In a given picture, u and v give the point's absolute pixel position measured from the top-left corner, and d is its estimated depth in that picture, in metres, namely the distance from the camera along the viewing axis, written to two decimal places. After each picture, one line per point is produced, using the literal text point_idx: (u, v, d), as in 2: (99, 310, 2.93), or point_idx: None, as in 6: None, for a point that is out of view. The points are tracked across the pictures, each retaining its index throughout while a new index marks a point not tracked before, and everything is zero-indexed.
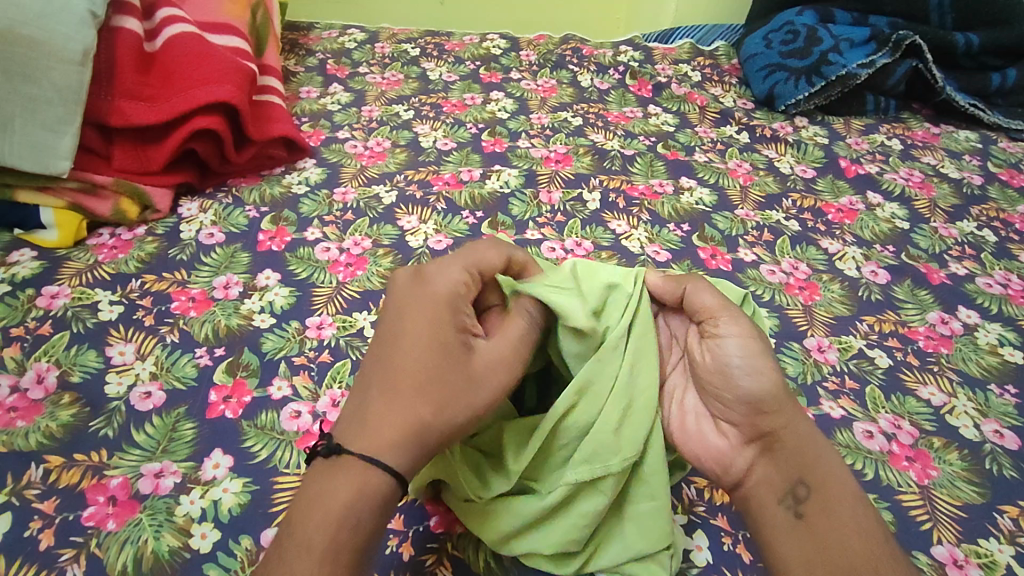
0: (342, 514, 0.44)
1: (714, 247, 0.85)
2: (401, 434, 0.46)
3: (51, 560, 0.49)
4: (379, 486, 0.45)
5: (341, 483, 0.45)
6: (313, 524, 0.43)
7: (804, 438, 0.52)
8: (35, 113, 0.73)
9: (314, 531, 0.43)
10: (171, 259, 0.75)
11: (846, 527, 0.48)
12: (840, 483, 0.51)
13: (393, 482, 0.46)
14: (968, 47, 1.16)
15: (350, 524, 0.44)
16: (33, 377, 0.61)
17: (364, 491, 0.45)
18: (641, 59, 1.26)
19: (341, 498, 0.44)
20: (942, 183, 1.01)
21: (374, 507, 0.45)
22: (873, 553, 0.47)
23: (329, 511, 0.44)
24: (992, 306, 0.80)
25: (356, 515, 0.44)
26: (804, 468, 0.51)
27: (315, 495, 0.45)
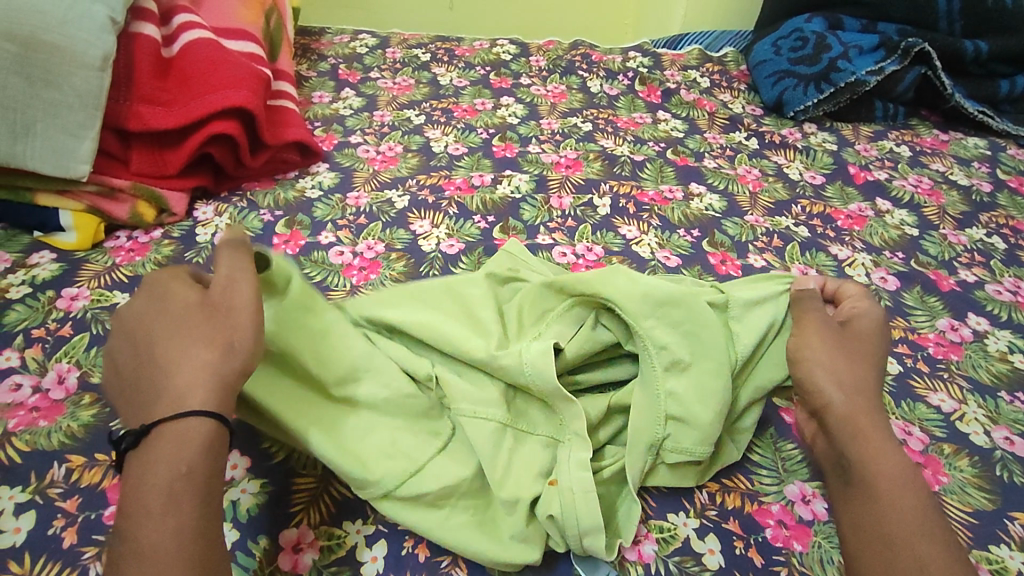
0: (170, 471, 0.43)
1: (724, 252, 0.85)
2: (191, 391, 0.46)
3: (74, 558, 0.50)
4: (196, 430, 0.45)
5: (160, 448, 0.44)
6: (144, 491, 0.43)
7: (859, 415, 0.53)
8: (55, 118, 0.74)
9: (147, 495, 0.42)
10: (187, 262, 0.76)
11: (902, 503, 0.48)
12: (899, 461, 0.51)
13: (208, 419, 0.46)
14: (977, 55, 1.17)
15: (180, 477, 0.43)
16: (54, 378, 0.62)
17: (185, 440, 0.44)
18: (650, 64, 1.27)
19: (161, 459, 0.44)
20: (950, 190, 1.01)
21: (201, 449, 0.44)
22: (926, 530, 0.47)
23: (162, 470, 0.43)
24: (1001, 313, 0.80)
25: (187, 464, 0.44)
26: (856, 442, 0.52)
27: (139, 473, 0.44)
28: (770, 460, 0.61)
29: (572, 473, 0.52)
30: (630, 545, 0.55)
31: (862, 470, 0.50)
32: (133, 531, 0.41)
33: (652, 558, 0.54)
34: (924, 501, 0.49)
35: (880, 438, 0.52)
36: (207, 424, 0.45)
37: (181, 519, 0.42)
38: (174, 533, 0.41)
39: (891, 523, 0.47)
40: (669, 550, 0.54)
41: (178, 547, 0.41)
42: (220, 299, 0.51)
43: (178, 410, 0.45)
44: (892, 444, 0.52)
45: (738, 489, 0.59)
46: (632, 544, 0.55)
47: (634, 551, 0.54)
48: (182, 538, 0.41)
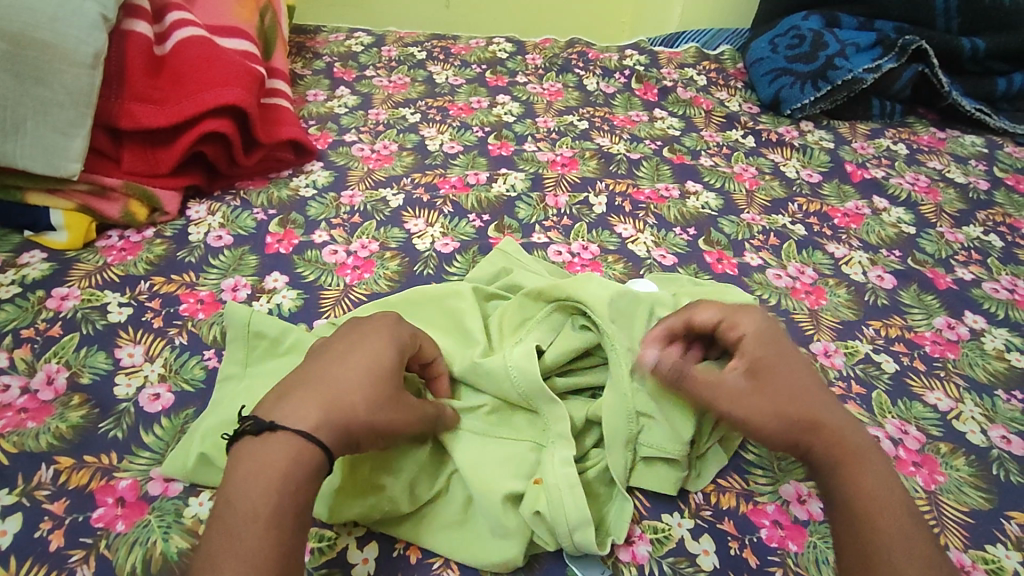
0: (280, 482, 0.44)
1: (720, 251, 0.85)
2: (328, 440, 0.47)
3: (62, 560, 0.50)
4: (316, 455, 0.45)
5: (277, 451, 0.45)
6: (252, 495, 0.43)
7: (828, 441, 0.52)
8: (46, 116, 0.74)
9: (255, 503, 0.43)
10: (180, 261, 0.76)
11: (881, 524, 0.48)
12: (885, 485, 0.50)
13: (327, 453, 0.46)
14: (974, 52, 1.16)
15: (290, 493, 0.44)
16: (43, 378, 0.62)
17: (302, 459, 0.45)
18: (647, 62, 1.27)
19: (275, 466, 0.44)
20: (948, 188, 1.00)
21: (314, 472, 0.45)
22: (909, 553, 0.46)
23: (271, 480, 0.44)
24: (999, 311, 0.80)
25: (299, 493, 0.44)
26: (840, 466, 0.52)
27: (251, 470, 0.44)
28: (765, 459, 0.61)
29: (558, 471, 0.52)
30: (624, 545, 0.54)
31: (845, 493, 0.50)
32: (241, 545, 0.41)
33: (646, 559, 0.53)
34: (911, 526, 0.48)
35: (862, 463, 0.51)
36: (327, 457, 0.46)
37: (281, 535, 0.42)
38: (274, 549, 0.41)
39: (869, 545, 0.47)
40: (663, 551, 0.54)
41: (275, 563, 0.41)
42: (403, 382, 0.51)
43: (309, 434, 0.46)
44: (876, 466, 0.51)
45: (733, 489, 0.59)
46: (626, 545, 0.54)
47: (627, 552, 0.54)
48: (281, 556, 0.41)
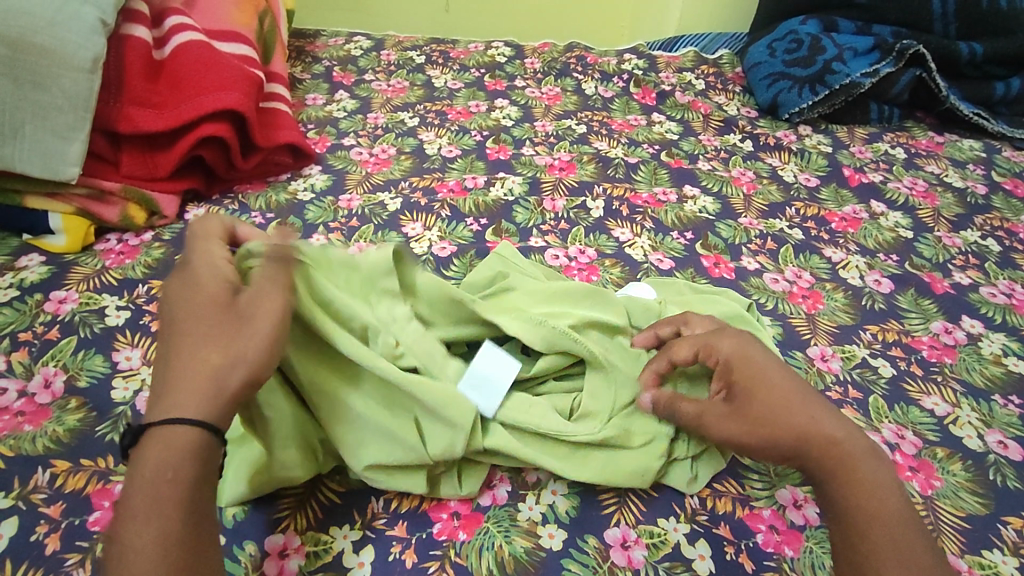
0: (155, 475, 0.43)
1: (717, 254, 0.85)
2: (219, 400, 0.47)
3: (57, 564, 0.50)
4: (186, 436, 0.45)
5: (150, 450, 0.44)
6: (132, 493, 0.43)
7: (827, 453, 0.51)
8: (45, 120, 0.74)
9: (133, 499, 0.42)
10: (178, 265, 0.76)
11: (872, 535, 0.48)
12: (880, 496, 0.49)
13: (198, 428, 0.45)
14: (972, 57, 1.17)
15: (166, 482, 0.43)
16: (40, 381, 0.62)
17: (172, 445, 0.44)
18: (645, 67, 1.27)
19: (149, 461, 0.44)
20: (945, 192, 1.01)
21: (190, 453, 0.44)
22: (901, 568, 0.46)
23: (149, 473, 0.43)
24: (996, 315, 0.80)
25: (177, 471, 0.44)
26: (831, 476, 0.51)
27: (130, 473, 0.44)
28: (761, 463, 0.61)
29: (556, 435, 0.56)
30: (619, 549, 0.54)
31: (838, 504, 0.50)
32: (130, 542, 0.41)
33: (641, 563, 0.53)
34: (907, 539, 0.48)
35: (859, 475, 0.50)
36: (194, 433, 0.45)
37: (165, 523, 0.42)
38: (157, 538, 0.41)
39: (861, 558, 0.47)
40: (659, 556, 0.54)
41: (161, 550, 0.41)
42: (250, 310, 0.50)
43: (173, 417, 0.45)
44: (874, 479, 0.50)
45: (730, 494, 0.59)
46: (622, 549, 0.54)
47: (623, 556, 0.54)
48: (167, 543, 0.41)
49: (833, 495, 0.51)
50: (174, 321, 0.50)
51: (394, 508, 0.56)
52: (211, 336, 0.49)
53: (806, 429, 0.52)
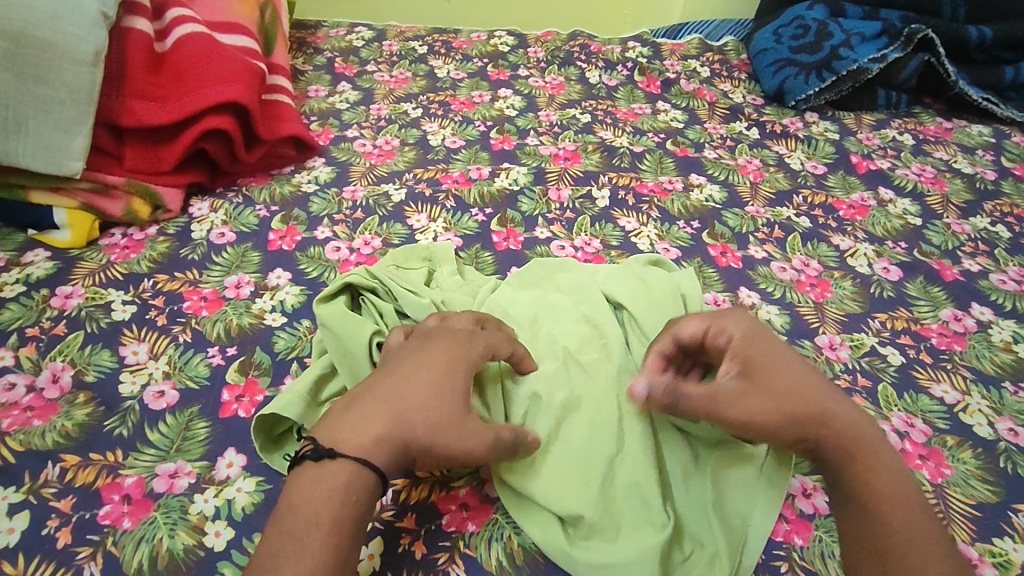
0: (347, 493, 0.46)
1: (724, 244, 0.85)
2: (388, 431, 0.49)
3: (69, 557, 0.50)
4: (368, 481, 0.47)
5: (339, 475, 0.46)
6: (320, 506, 0.45)
7: (846, 438, 0.53)
8: (48, 114, 0.73)
9: (321, 512, 0.45)
10: (183, 259, 0.76)
11: (897, 516, 0.49)
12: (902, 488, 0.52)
13: (379, 478, 0.48)
14: (981, 41, 1.15)
15: (349, 503, 0.46)
16: (49, 376, 0.62)
17: (363, 474, 0.47)
18: (649, 55, 1.26)
19: (339, 485, 0.46)
20: (954, 178, 1.00)
21: (373, 485, 0.47)
22: (924, 549, 0.48)
23: (336, 495, 0.46)
24: (1006, 302, 0.79)
25: (359, 496, 0.46)
26: (854, 457, 0.52)
27: (321, 484, 0.46)
28: None
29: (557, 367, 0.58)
30: None
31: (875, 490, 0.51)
32: (284, 539, 0.44)
33: None
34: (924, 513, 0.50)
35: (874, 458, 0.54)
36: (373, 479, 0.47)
37: (340, 544, 0.44)
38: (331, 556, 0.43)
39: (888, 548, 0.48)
40: None
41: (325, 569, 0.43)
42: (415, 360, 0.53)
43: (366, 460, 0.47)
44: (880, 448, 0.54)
45: None
46: None
47: None
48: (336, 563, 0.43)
49: (851, 475, 0.52)
50: (399, 370, 0.52)
51: (402, 500, 0.56)
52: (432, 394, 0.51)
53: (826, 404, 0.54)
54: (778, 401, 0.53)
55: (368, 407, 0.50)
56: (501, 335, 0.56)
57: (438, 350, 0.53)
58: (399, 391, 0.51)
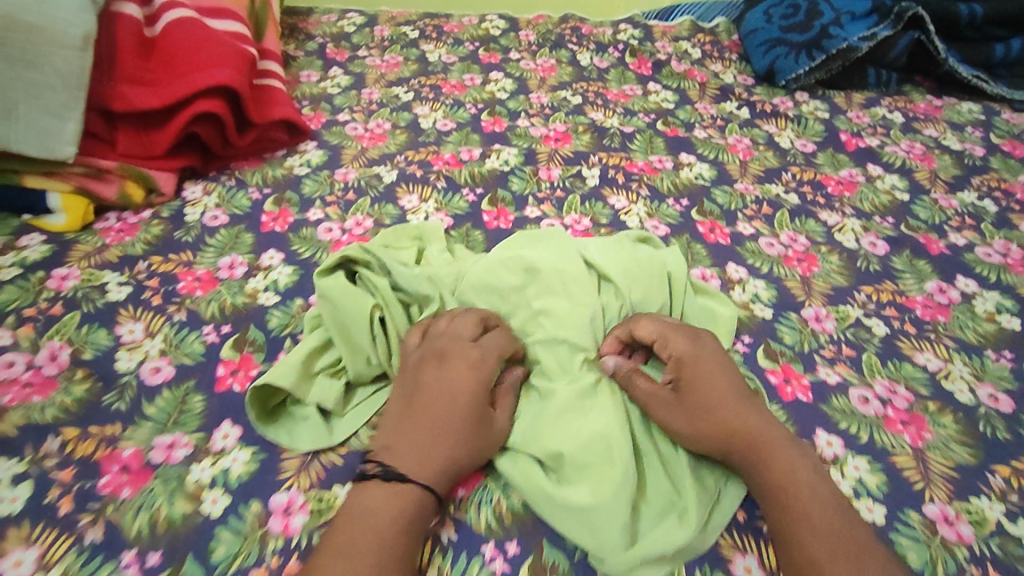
0: (418, 509, 0.50)
1: (713, 221, 0.85)
2: (441, 458, 0.53)
3: (70, 525, 0.51)
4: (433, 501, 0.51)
5: (412, 492, 0.51)
6: (396, 518, 0.49)
7: (757, 444, 0.55)
8: (39, 99, 0.74)
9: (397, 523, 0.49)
10: (177, 241, 0.77)
11: (797, 519, 0.50)
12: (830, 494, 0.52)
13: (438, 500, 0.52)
14: (972, 19, 1.15)
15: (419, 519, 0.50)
16: (47, 354, 0.63)
17: (429, 494, 0.51)
18: (641, 36, 1.26)
19: (412, 501, 0.50)
20: (943, 154, 1.01)
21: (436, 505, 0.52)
22: (823, 546, 0.48)
23: (410, 510, 0.50)
24: (991, 274, 0.80)
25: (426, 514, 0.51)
26: (760, 463, 0.54)
27: (393, 498, 0.50)
28: None
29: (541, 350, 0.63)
30: None
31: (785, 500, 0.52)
32: (360, 544, 0.47)
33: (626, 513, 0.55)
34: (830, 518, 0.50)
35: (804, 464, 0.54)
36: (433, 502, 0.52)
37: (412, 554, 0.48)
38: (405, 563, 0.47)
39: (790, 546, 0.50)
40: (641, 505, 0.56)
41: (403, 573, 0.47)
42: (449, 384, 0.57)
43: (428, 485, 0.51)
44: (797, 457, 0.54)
45: None
46: None
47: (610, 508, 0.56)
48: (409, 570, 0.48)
49: (759, 482, 0.53)
50: (436, 396, 0.56)
51: None
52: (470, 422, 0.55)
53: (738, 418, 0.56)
54: (692, 409, 0.57)
55: (414, 425, 0.54)
56: (503, 340, 0.61)
57: (461, 374, 0.57)
58: (441, 408, 0.55)
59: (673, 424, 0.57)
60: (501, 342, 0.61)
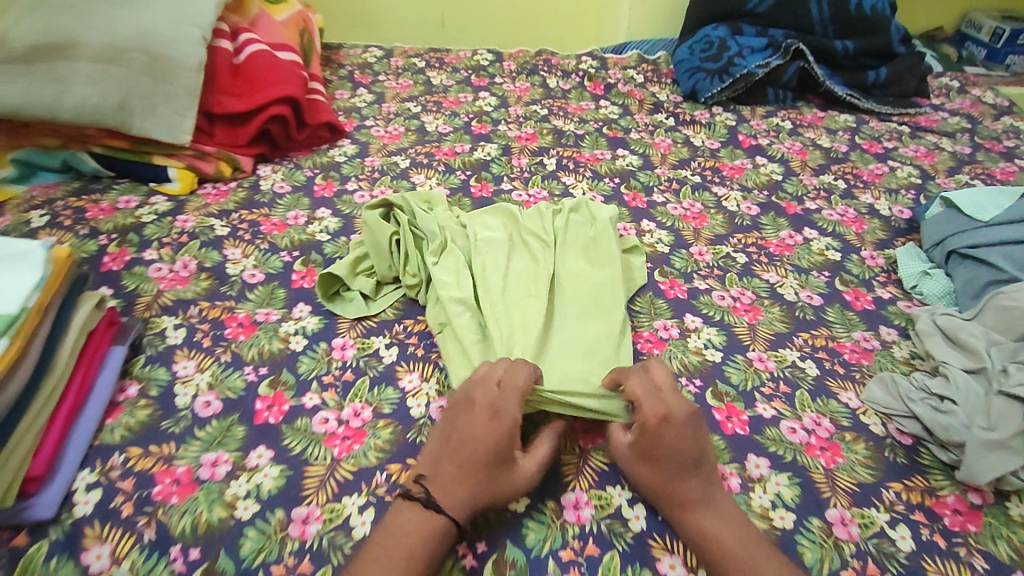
0: (444, 536, 0.63)
1: (636, 193, 1.19)
2: (468, 494, 0.65)
3: (213, 350, 0.83)
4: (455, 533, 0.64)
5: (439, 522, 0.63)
6: (422, 535, 0.62)
7: (692, 486, 0.67)
8: (169, 103, 1.06)
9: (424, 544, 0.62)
10: (257, 201, 1.10)
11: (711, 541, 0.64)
12: (751, 554, 0.63)
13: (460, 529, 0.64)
14: (846, 52, 1.52)
15: (443, 544, 0.63)
16: (181, 264, 0.95)
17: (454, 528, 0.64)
18: (597, 66, 1.62)
19: (440, 528, 0.63)
20: (815, 150, 1.35)
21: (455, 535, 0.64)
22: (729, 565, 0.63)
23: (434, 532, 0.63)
24: (829, 227, 1.13)
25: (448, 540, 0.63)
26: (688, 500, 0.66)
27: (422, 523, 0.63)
28: (646, 310, 0.95)
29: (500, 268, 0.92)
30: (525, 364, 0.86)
31: (702, 558, 0.64)
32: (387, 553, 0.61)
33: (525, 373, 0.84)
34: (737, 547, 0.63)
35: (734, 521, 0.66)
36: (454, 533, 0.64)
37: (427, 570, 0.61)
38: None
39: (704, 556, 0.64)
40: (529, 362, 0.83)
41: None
42: (468, 432, 0.68)
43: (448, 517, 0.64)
44: (722, 522, 0.65)
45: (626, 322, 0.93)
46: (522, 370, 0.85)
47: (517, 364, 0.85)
48: None
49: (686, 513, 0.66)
50: (459, 439, 0.68)
51: (409, 328, 0.90)
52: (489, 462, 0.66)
53: (674, 486, 0.67)
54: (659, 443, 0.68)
55: (449, 466, 0.67)
56: (522, 380, 0.72)
57: (483, 425, 0.68)
58: (465, 448, 0.67)
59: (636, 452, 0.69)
60: (520, 388, 0.72)
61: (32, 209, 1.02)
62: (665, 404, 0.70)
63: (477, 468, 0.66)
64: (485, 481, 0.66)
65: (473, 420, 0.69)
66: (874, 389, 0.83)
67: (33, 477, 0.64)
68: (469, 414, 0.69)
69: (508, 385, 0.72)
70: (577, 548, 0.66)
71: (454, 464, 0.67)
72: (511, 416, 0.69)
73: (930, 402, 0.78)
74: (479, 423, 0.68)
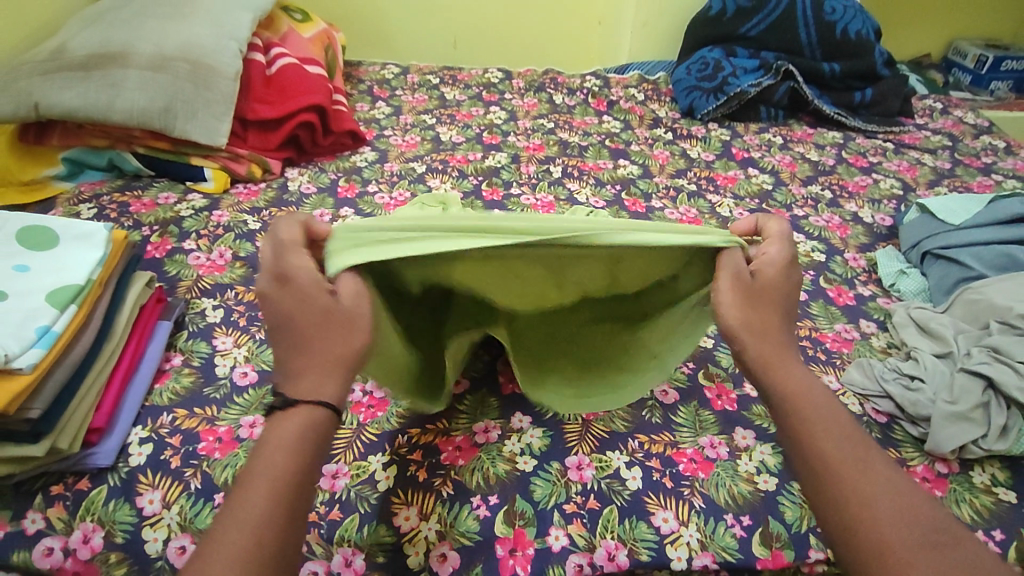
0: (308, 426, 0.57)
1: (636, 199, 1.28)
2: (321, 376, 0.59)
3: (249, 328, 0.91)
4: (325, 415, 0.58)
5: (298, 417, 0.57)
6: (284, 436, 0.56)
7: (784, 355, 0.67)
8: (209, 109, 1.15)
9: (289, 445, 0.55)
10: (285, 200, 1.19)
11: (806, 411, 0.63)
12: (839, 423, 0.63)
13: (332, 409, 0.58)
14: (833, 73, 1.62)
15: (313, 435, 0.57)
16: (217, 254, 1.04)
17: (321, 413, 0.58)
18: (601, 84, 1.73)
19: (300, 422, 0.57)
20: (804, 163, 1.45)
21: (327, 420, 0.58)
22: (824, 430, 0.62)
23: (295, 430, 0.56)
24: (815, 232, 1.22)
25: (320, 429, 0.57)
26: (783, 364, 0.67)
27: (281, 430, 0.56)
28: None
29: None
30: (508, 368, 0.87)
31: (789, 415, 0.64)
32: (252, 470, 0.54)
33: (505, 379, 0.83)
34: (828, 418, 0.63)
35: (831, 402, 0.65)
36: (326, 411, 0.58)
37: (300, 465, 0.55)
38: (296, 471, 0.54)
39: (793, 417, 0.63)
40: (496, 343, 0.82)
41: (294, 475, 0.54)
42: (280, 318, 0.61)
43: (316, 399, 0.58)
44: (815, 392, 0.65)
45: None
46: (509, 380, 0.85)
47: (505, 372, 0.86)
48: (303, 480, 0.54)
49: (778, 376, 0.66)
50: (282, 330, 0.60)
51: None
52: (322, 334, 0.60)
53: (772, 346, 0.67)
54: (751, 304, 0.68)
55: (289, 361, 0.60)
56: (303, 255, 0.63)
57: (291, 305, 0.60)
58: (296, 338, 0.60)
59: (741, 307, 0.68)
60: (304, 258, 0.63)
61: (81, 203, 1.12)
62: (769, 270, 0.71)
63: (313, 347, 0.60)
64: (331, 356, 0.60)
65: (280, 304, 0.61)
66: (853, 372, 0.90)
67: (95, 428, 0.72)
68: (274, 301, 0.61)
69: (294, 259, 0.62)
70: (580, 502, 0.74)
71: (291, 356, 0.60)
72: (321, 286, 0.61)
73: (902, 381, 0.86)
74: (286, 305, 0.60)
